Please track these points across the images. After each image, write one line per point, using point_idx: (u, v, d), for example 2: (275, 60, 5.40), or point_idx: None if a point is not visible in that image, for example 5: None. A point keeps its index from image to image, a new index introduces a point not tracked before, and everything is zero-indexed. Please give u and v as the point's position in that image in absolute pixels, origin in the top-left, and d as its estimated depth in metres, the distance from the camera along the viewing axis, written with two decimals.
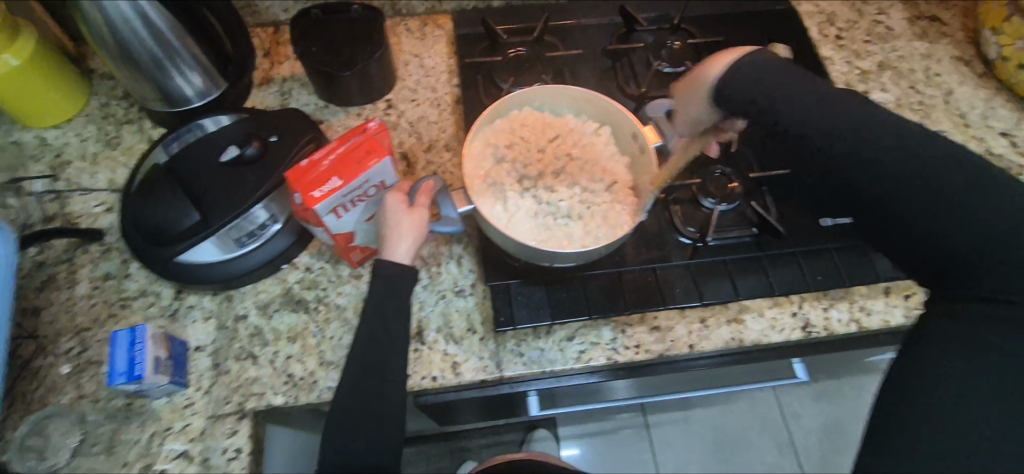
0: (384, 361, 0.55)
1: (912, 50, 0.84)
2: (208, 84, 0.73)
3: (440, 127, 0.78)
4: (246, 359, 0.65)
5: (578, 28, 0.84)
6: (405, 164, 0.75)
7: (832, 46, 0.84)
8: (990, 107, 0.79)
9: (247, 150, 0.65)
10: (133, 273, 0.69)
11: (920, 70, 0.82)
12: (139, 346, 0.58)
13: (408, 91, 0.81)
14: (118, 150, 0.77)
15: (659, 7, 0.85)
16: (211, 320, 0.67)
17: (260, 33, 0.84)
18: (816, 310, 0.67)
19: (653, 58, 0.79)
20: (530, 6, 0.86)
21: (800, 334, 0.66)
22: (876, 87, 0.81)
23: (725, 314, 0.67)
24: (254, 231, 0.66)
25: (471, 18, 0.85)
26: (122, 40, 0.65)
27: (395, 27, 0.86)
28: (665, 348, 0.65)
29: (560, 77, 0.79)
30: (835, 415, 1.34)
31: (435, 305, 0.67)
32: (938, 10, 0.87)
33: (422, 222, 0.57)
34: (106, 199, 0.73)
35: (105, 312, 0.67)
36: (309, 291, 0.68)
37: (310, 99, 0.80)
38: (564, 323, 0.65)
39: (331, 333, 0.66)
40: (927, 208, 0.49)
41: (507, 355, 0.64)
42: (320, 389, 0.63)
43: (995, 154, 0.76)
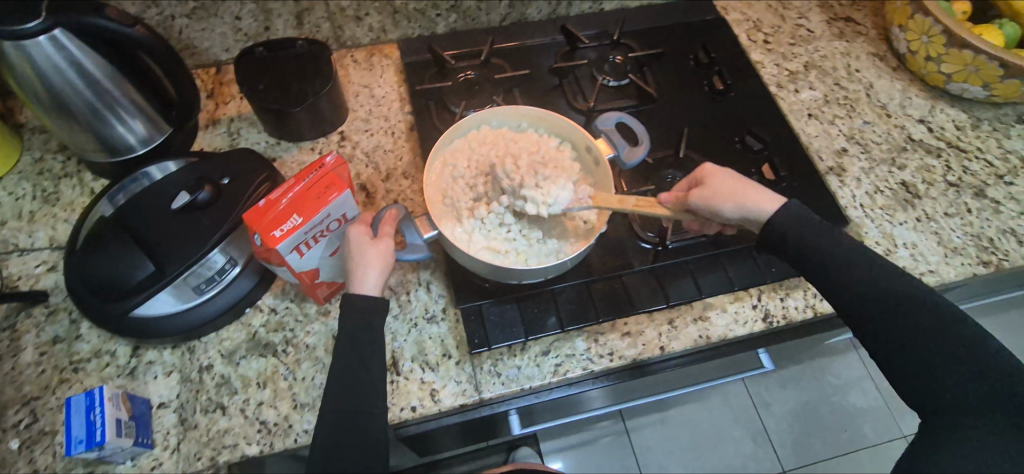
0: (363, 394, 0.54)
1: (832, 49, 0.90)
2: (151, 130, 0.71)
3: (396, 155, 0.78)
4: (215, 411, 0.62)
5: (523, 49, 0.86)
6: (364, 195, 0.75)
7: (761, 50, 0.89)
8: (907, 97, 0.86)
9: (200, 195, 0.64)
10: (84, 334, 0.66)
11: (842, 67, 0.88)
12: (97, 409, 0.55)
13: (360, 122, 0.81)
14: (57, 206, 0.73)
15: (598, 25, 0.89)
16: (174, 374, 0.64)
17: (202, 74, 0.83)
18: (774, 301, 0.70)
19: (598, 73, 0.82)
20: (475, 31, 0.88)
21: (762, 325, 0.69)
22: (805, 86, 0.86)
23: (692, 313, 0.69)
24: (213, 277, 0.64)
25: (417, 45, 0.86)
26: (56, 90, 0.62)
27: (342, 59, 0.86)
28: (638, 353, 0.67)
29: (510, 98, 0.81)
30: (802, 399, 1.39)
31: (408, 334, 0.66)
32: (851, 12, 0.94)
33: (388, 252, 0.57)
34: (47, 257, 0.70)
35: (56, 378, 0.63)
36: (276, 333, 0.67)
37: (261, 137, 0.79)
38: (538, 338, 0.66)
39: (303, 374, 0.64)
40: (908, 333, 0.53)
41: (484, 377, 0.64)
42: (296, 433, 0.61)
43: (916, 139, 0.82)
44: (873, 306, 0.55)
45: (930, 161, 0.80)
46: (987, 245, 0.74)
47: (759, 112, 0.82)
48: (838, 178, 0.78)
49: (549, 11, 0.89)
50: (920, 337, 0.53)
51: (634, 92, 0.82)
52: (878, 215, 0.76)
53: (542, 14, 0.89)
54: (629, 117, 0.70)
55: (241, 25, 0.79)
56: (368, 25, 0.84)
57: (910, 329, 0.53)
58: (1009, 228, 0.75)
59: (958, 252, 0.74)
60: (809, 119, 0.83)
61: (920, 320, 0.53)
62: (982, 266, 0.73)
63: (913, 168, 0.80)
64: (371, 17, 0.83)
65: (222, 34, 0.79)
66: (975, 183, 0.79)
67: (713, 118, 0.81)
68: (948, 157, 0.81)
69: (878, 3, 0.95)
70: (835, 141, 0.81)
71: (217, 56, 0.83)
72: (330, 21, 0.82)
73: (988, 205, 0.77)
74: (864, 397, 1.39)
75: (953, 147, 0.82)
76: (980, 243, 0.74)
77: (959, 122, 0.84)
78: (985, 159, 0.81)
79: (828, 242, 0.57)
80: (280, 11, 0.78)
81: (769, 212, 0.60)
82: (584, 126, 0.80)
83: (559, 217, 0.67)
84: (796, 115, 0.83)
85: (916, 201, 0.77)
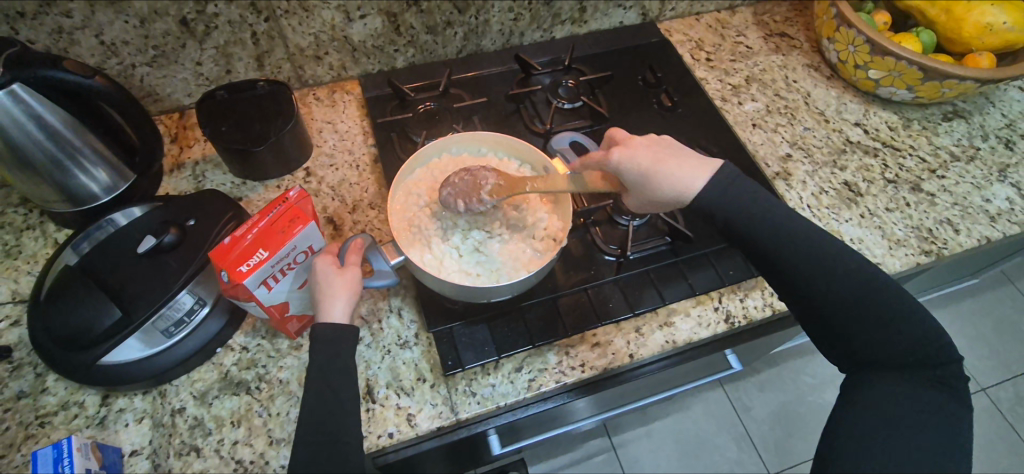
0: (338, 423, 0.54)
1: (771, 63, 0.96)
2: (114, 178, 0.71)
3: (362, 187, 0.80)
4: (189, 454, 0.62)
5: (480, 78, 0.90)
6: (332, 227, 0.76)
7: (705, 67, 0.94)
8: (842, 103, 0.92)
9: (165, 237, 0.64)
10: (51, 386, 0.65)
11: (781, 79, 0.94)
12: (66, 461, 0.54)
13: (325, 157, 0.82)
14: (19, 259, 0.73)
15: (550, 52, 0.94)
16: (145, 420, 0.64)
17: (165, 120, 0.84)
18: (734, 302, 0.73)
19: (552, 97, 0.86)
20: (433, 64, 0.92)
21: (725, 327, 0.72)
22: (748, 98, 0.91)
23: (657, 320, 0.72)
24: (182, 320, 0.64)
25: (377, 81, 0.89)
26: (16, 145, 0.62)
27: (304, 98, 0.88)
28: (608, 362, 0.69)
29: (470, 125, 0.84)
30: (781, 400, 1.42)
31: (381, 361, 0.67)
32: (785, 27, 1.00)
33: (355, 280, 0.58)
34: (10, 312, 0.69)
35: (22, 434, 0.62)
36: (248, 370, 0.67)
37: (226, 178, 0.80)
38: (510, 355, 0.68)
39: (277, 410, 0.64)
40: (856, 322, 0.55)
41: (459, 397, 0.65)
42: (273, 469, 0.61)
43: (854, 141, 0.88)
44: (827, 299, 0.56)
45: (868, 161, 0.86)
46: (927, 235, 0.79)
47: (707, 125, 0.87)
48: (785, 182, 0.83)
49: (503, 41, 0.93)
50: (865, 325, 0.55)
51: (588, 113, 0.86)
52: (825, 214, 0.80)
53: (497, 45, 0.93)
54: (581, 137, 0.79)
55: (202, 70, 0.80)
56: (328, 63, 0.86)
57: (855, 319, 0.55)
58: (945, 218, 0.80)
59: (901, 244, 0.78)
60: (754, 128, 0.88)
61: (866, 312, 0.54)
62: (924, 256, 0.77)
63: (853, 168, 0.85)
64: (330, 55, 0.85)
65: (183, 80, 0.81)
66: (911, 178, 0.84)
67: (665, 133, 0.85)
68: (884, 156, 0.86)
69: (809, 19, 1.02)
70: (780, 148, 0.86)
71: (179, 102, 0.84)
72: (291, 62, 0.84)
73: (924, 198, 0.82)
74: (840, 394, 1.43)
75: (888, 146, 0.87)
76: (921, 234, 0.79)
77: (891, 123, 0.90)
78: (918, 155, 0.86)
79: (788, 249, 0.56)
80: (239, 54, 0.80)
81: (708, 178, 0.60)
82: (543, 148, 0.83)
83: (523, 235, 0.69)
84: (741, 125, 0.88)
85: (859, 199, 0.82)
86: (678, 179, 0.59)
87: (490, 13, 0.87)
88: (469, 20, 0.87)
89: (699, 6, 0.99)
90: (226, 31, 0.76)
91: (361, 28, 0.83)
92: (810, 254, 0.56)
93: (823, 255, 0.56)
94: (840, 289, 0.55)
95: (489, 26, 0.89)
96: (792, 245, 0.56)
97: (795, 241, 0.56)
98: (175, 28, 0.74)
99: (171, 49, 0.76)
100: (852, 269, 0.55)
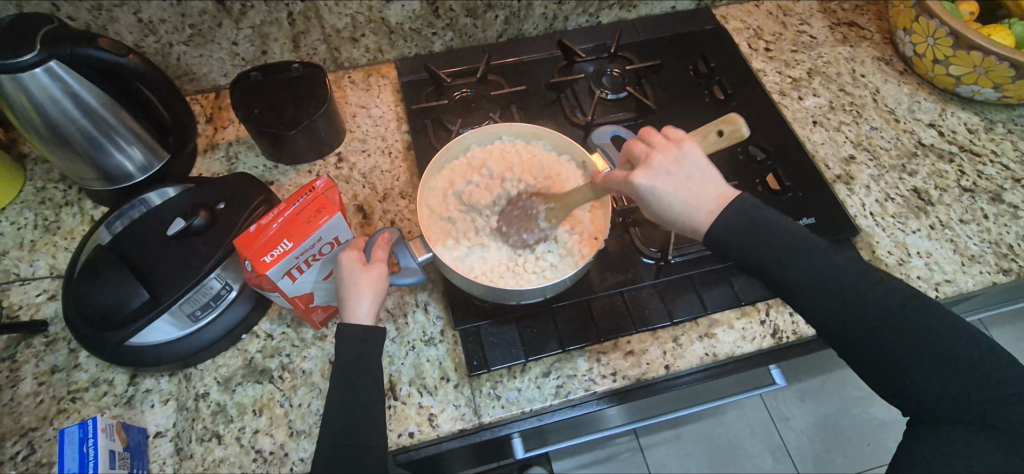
0: (358, 426, 0.52)
1: (836, 55, 0.88)
2: (150, 157, 0.71)
3: (393, 175, 0.77)
4: (211, 439, 0.61)
5: (520, 64, 0.86)
6: (361, 216, 0.74)
7: (763, 58, 0.88)
8: (915, 101, 0.84)
9: (194, 221, 0.63)
10: (83, 363, 0.66)
11: (847, 73, 0.86)
12: (91, 441, 0.54)
13: (358, 142, 0.80)
14: (57, 235, 0.73)
15: (595, 38, 0.89)
16: (170, 402, 0.64)
17: (201, 100, 0.83)
18: (782, 316, 0.68)
19: (596, 87, 0.81)
20: (471, 48, 0.88)
21: (771, 341, 0.67)
22: (809, 93, 0.85)
23: (697, 330, 0.67)
24: (209, 303, 0.64)
25: (413, 64, 0.86)
26: (52, 121, 0.62)
27: (339, 80, 0.86)
28: (642, 372, 0.65)
29: (508, 115, 0.80)
30: (822, 413, 1.32)
31: (406, 357, 0.65)
32: (855, 16, 0.92)
33: (381, 277, 0.56)
34: (48, 286, 0.70)
35: (55, 408, 0.63)
36: (272, 359, 0.66)
37: (258, 161, 0.79)
38: (538, 359, 0.64)
39: (299, 401, 0.63)
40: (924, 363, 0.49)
41: (484, 399, 0.63)
42: (292, 462, 0.60)
43: (927, 144, 0.80)
44: (870, 299, 0.50)
45: (942, 166, 0.78)
46: (1006, 252, 0.71)
47: (762, 121, 0.80)
48: (846, 186, 0.76)
49: (545, 25, 0.88)
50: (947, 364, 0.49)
51: (633, 104, 0.81)
52: (889, 224, 0.74)
53: (539, 29, 0.89)
54: (623, 130, 0.77)
55: (238, 50, 0.79)
56: (365, 45, 0.84)
57: (914, 348, 0.49)
58: None
59: (975, 260, 0.71)
60: (814, 126, 0.81)
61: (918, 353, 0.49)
62: (1002, 275, 0.70)
63: (925, 174, 0.77)
64: (366, 38, 0.82)
65: (220, 60, 0.80)
66: (991, 187, 0.76)
67: None
68: (961, 162, 0.78)
69: (882, 7, 0.93)
70: (841, 149, 0.80)
71: (215, 82, 0.83)
72: (326, 43, 0.81)
73: (1006, 210, 0.74)
74: (887, 409, 1.31)
75: (965, 151, 0.79)
76: (998, 250, 0.71)
77: (971, 125, 0.81)
78: (1000, 162, 0.78)
79: (749, 236, 0.53)
80: (276, 35, 0.78)
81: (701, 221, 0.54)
82: (583, 141, 0.79)
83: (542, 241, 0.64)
84: (800, 123, 0.82)
85: (928, 208, 0.75)
86: (683, 211, 0.54)
87: None
88: (510, 3, 0.83)
89: None
90: (263, 11, 0.74)
91: (399, 10, 0.79)
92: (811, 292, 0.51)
93: (810, 291, 0.52)
94: (900, 317, 0.50)
95: (531, 9, 0.85)
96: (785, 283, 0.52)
97: (821, 272, 0.51)
98: (212, 7, 0.72)
99: (208, 28, 0.75)
100: (828, 287, 0.51)
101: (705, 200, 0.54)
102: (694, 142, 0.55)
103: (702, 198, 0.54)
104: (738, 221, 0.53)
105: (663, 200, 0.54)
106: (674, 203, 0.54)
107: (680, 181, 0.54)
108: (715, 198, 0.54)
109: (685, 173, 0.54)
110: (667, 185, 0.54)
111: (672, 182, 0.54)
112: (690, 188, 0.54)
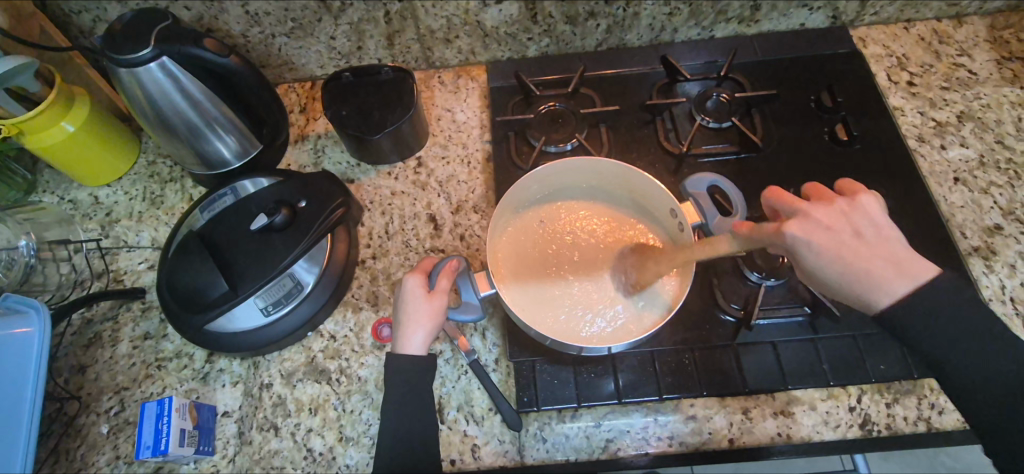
0: (399, 457, 0.52)
1: (999, 98, 0.74)
2: (244, 145, 0.74)
3: (469, 187, 0.76)
4: (269, 430, 0.65)
5: (617, 78, 0.80)
6: (432, 226, 0.74)
7: (903, 94, 0.75)
8: None
9: (276, 217, 0.65)
10: (170, 334, 0.71)
11: (1009, 121, 0.72)
12: (165, 419, 0.59)
13: (439, 148, 0.79)
14: (161, 208, 0.79)
15: (705, 55, 0.80)
16: (239, 386, 0.68)
17: (298, 88, 0.86)
18: (876, 405, 0.60)
19: (697, 113, 0.74)
20: (567, 56, 0.83)
21: (857, 433, 0.59)
22: (956, 141, 0.72)
23: (772, 406, 0.61)
24: (280, 299, 0.66)
25: (505, 69, 0.83)
26: (160, 110, 0.66)
27: (429, 79, 0.84)
28: (701, 442, 0.60)
29: (596, 135, 0.75)
30: None
31: (457, 381, 0.64)
32: None
33: (441, 310, 0.55)
34: (149, 256, 0.76)
35: (143, 373, 0.69)
36: (332, 360, 0.68)
37: (343, 156, 0.80)
38: (591, 407, 0.61)
39: (351, 407, 0.65)
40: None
41: (529, 439, 0.61)
42: (339, 466, 0.63)
43: None
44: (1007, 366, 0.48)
45: None
46: None
47: (890, 172, 0.70)
48: (984, 263, 0.65)
49: (651, 36, 0.81)
50: None
51: (737, 137, 0.73)
52: None
53: (643, 40, 0.82)
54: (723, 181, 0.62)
55: (335, 44, 0.79)
56: (458, 47, 0.81)
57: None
58: None
59: None
60: (955, 184, 0.69)
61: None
62: None
63: None
64: (460, 39, 0.80)
65: (317, 52, 0.81)
66: None
67: (829, 175, 0.70)
68: None
69: None
70: (986, 216, 0.67)
71: (312, 72, 0.84)
72: (420, 43, 0.80)
73: None
74: None
75: None
76: None
77: None
78: None
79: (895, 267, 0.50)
80: (372, 32, 0.78)
81: (887, 296, 0.49)
82: (673, 173, 0.72)
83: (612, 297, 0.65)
84: (938, 178, 0.70)
85: None
86: (886, 285, 0.49)
87: (642, 5, 0.75)
88: (615, 12, 0.77)
89: (912, 11, 0.79)
90: (361, 9, 0.74)
91: (496, 14, 0.76)
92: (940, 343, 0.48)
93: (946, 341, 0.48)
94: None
95: (637, 20, 0.78)
96: (907, 333, 0.49)
97: (954, 322, 0.48)
98: (314, 3, 0.73)
99: (309, 22, 0.75)
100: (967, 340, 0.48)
101: (889, 271, 0.50)
102: (871, 197, 0.52)
103: (887, 267, 0.50)
104: (872, 282, 0.50)
105: (885, 277, 0.50)
106: (834, 265, 0.50)
107: (852, 243, 0.51)
108: (887, 262, 0.50)
109: (858, 237, 0.51)
110: (819, 241, 0.50)
111: (816, 236, 0.51)
112: (851, 247, 0.50)
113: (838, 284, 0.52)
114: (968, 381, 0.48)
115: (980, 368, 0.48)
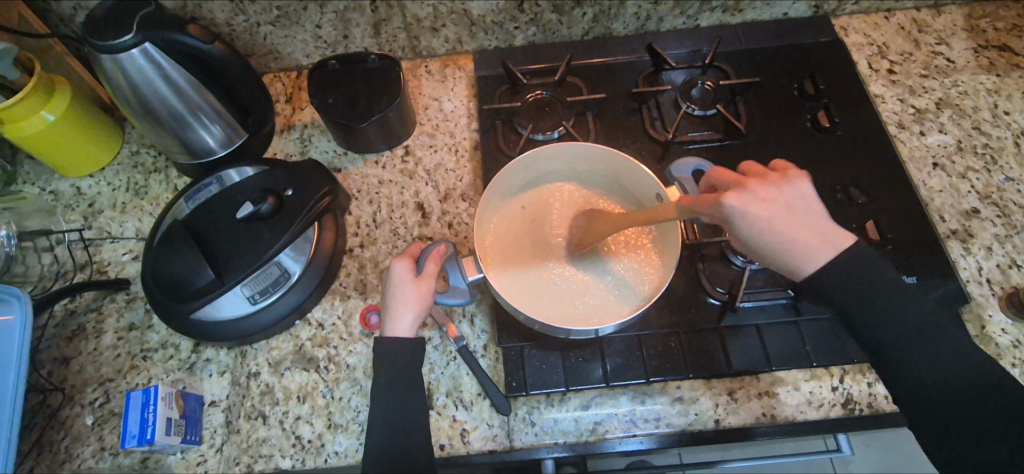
0: (387, 441, 0.53)
1: (976, 85, 0.76)
2: (229, 133, 0.73)
3: (457, 175, 0.76)
4: (257, 418, 0.65)
5: (604, 67, 0.80)
6: (420, 214, 0.74)
7: (883, 81, 0.77)
8: None
9: (262, 206, 0.64)
10: (155, 324, 0.71)
11: (986, 108, 0.74)
12: (151, 408, 0.58)
13: (426, 137, 0.79)
14: (145, 199, 0.78)
15: (690, 44, 0.81)
16: (226, 375, 0.67)
17: (284, 78, 0.85)
18: (858, 385, 0.61)
19: (683, 100, 0.75)
20: (554, 45, 0.83)
21: (839, 412, 0.61)
22: (934, 128, 0.73)
23: (757, 387, 0.62)
24: (268, 288, 0.66)
25: (492, 58, 0.83)
26: (143, 97, 0.65)
27: (416, 69, 0.84)
28: (687, 423, 0.61)
29: (583, 123, 0.76)
30: None
31: (446, 367, 0.64)
32: (1010, 39, 0.78)
33: (428, 294, 0.55)
34: (133, 247, 0.76)
35: (128, 363, 0.69)
36: (321, 348, 0.68)
37: (330, 146, 0.79)
38: (579, 390, 0.62)
39: (340, 394, 0.65)
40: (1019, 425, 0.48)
41: (517, 424, 0.61)
42: (328, 453, 0.63)
43: None
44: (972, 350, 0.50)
45: None
46: None
47: (870, 158, 0.71)
48: (961, 245, 0.66)
49: (636, 25, 0.82)
50: None
51: (722, 124, 0.74)
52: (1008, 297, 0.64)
53: (629, 29, 0.82)
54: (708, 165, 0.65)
55: (321, 33, 0.79)
56: (445, 36, 0.81)
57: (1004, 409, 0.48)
58: None
59: None
60: (933, 169, 0.71)
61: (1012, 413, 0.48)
62: None
63: None
64: (447, 28, 0.80)
65: (303, 41, 0.80)
66: None
67: (812, 160, 0.71)
68: None
69: None
70: (963, 200, 0.69)
71: (298, 61, 0.84)
72: (406, 31, 0.80)
73: None
74: None
75: None
76: None
77: None
78: None
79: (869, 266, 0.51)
80: (357, 20, 0.77)
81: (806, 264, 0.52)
82: (659, 160, 0.73)
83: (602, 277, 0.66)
84: (917, 163, 0.71)
85: None
86: (804, 252, 0.52)
87: None
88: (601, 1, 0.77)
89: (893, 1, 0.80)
90: None
91: (482, 2, 0.76)
92: (899, 325, 0.50)
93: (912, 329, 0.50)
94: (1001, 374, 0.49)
95: (623, 8, 0.78)
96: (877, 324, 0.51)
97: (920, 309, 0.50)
98: None
99: (294, 10, 0.75)
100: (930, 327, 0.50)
101: (812, 238, 0.52)
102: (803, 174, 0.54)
103: (803, 233, 0.52)
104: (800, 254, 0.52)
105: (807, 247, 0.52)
106: (766, 235, 0.52)
107: (777, 211, 0.52)
108: (813, 231, 0.52)
109: (783, 205, 0.53)
110: (751, 215, 0.52)
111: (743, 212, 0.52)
112: (784, 218, 0.52)
113: (771, 257, 0.53)
114: (942, 369, 0.50)
115: (952, 356, 0.50)
